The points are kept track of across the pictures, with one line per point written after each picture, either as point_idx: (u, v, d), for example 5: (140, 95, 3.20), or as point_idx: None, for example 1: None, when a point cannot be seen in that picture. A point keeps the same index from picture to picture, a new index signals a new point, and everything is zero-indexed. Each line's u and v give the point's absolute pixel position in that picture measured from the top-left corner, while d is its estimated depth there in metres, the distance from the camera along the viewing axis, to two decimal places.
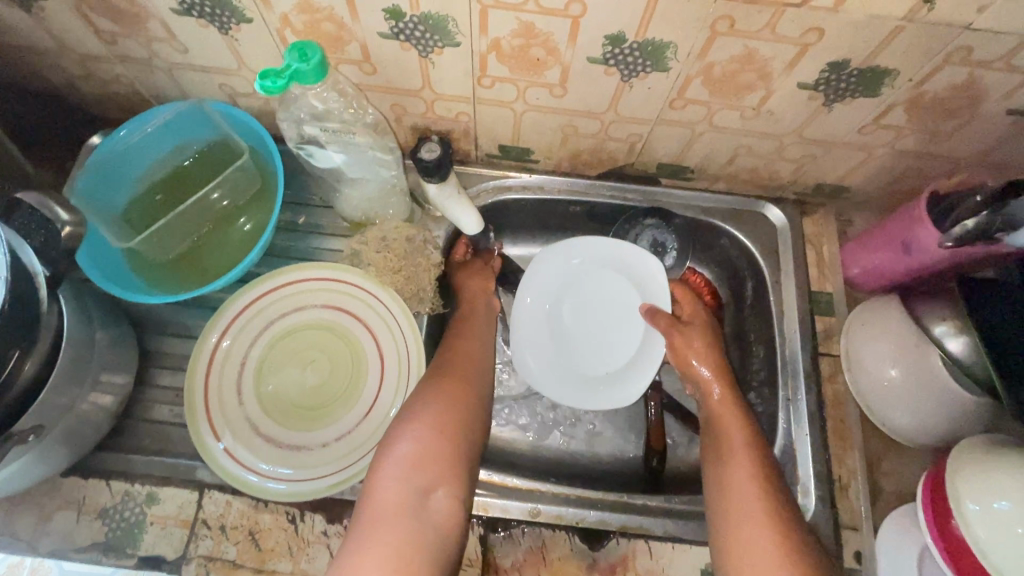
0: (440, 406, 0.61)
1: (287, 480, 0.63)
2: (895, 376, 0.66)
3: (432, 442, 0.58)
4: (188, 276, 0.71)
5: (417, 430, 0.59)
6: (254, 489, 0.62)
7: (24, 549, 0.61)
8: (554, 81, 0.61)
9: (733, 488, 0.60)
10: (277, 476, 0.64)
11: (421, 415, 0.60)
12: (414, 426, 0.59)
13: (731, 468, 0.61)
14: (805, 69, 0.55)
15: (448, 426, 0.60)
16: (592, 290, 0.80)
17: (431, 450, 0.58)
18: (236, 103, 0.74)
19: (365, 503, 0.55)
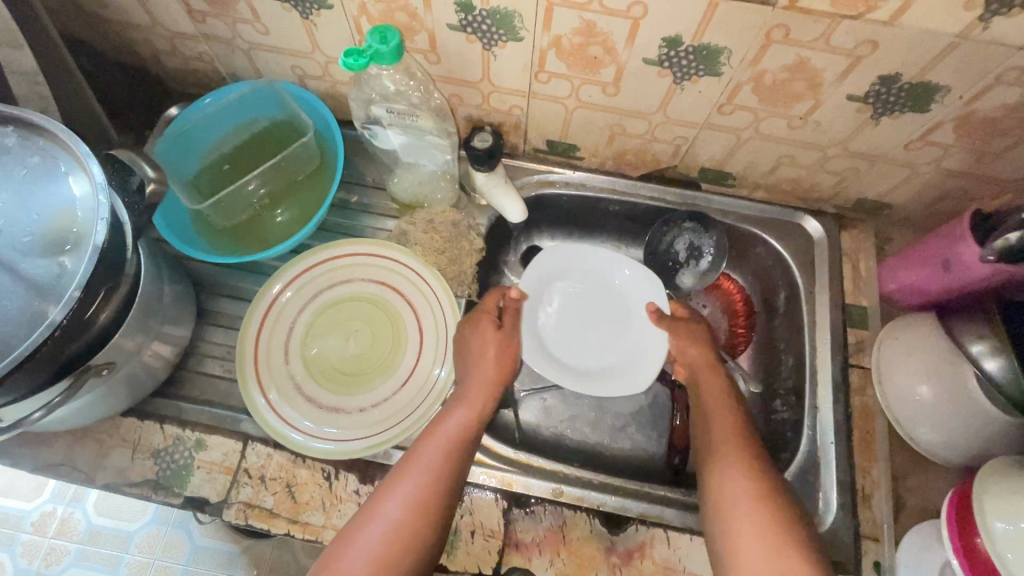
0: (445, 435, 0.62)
1: (328, 440, 0.67)
2: (926, 394, 0.66)
3: (432, 474, 0.59)
4: (247, 242, 0.76)
5: (431, 448, 0.61)
6: (298, 447, 0.66)
7: (83, 480, 0.66)
8: (608, 80, 0.64)
9: (726, 483, 0.61)
10: (320, 436, 0.68)
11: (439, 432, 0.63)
12: (430, 444, 0.62)
13: (731, 481, 0.61)
14: (857, 80, 0.57)
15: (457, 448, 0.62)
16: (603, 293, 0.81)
17: (428, 490, 0.58)
18: (304, 85, 0.78)
19: (372, 506, 0.58)
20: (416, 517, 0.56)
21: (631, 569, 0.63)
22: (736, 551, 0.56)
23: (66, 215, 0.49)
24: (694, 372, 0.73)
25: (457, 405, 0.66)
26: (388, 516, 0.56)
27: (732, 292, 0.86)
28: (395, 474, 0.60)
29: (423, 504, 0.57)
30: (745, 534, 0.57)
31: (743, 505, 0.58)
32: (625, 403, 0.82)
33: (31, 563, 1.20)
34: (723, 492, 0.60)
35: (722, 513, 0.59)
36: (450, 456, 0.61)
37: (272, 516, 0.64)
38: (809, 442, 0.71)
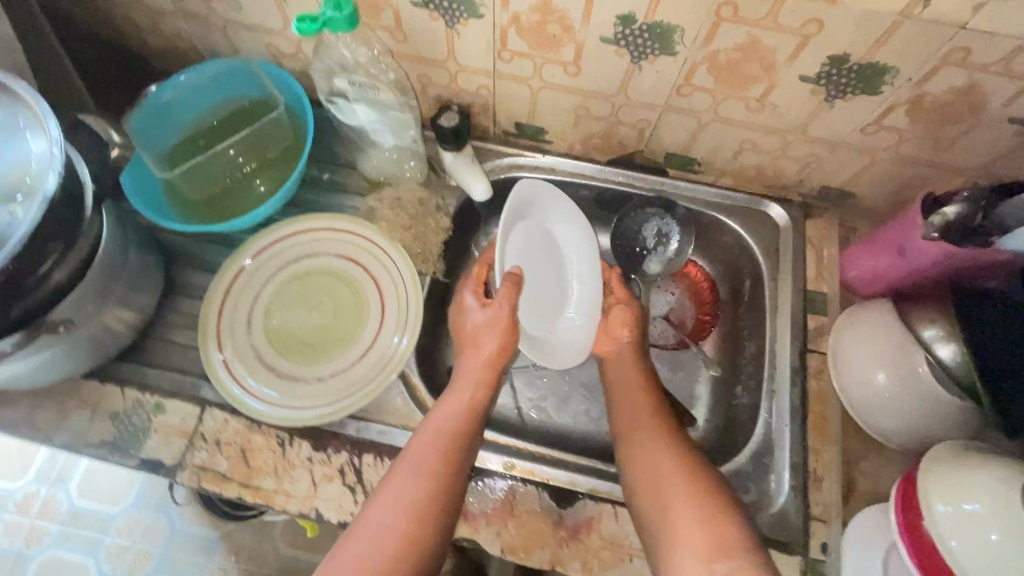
0: (437, 427, 0.63)
1: (268, 402, 0.68)
2: (884, 381, 0.66)
3: (430, 466, 0.59)
4: (216, 215, 0.77)
5: (424, 440, 0.61)
6: (234, 400, 0.67)
7: (41, 439, 0.67)
8: (569, 59, 0.65)
9: (653, 468, 0.60)
10: (259, 395, 0.68)
11: (431, 426, 0.63)
12: (422, 437, 0.62)
13: (658, 465, 0.60)
14: (808, 61, 0.58)
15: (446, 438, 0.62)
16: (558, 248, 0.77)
17: (425, 494, 0.57)
18: (280, 63, 0.80)
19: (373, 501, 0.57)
20: (414, 521, 0.55)
21: (576, 543, 0.63)
22: (669, 526, 0.55)
23: (23, 168, 0.51)
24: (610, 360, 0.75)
25: (450, 410, 0.65)
26: (383, 519, 0.55)
27: (699, 279, 0.86)
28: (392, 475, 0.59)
29: (423, 498, 0.57)
30: (671, 503, 0.56)
31: (665, 478, 0.59)
32: (588, 386, 0.83)
33: (11, 542, 1.21)
34: (652, 475, 0.60)
35: (646, 492, 0.60)
36: (448, 461, 0.60)
37: (225, 479, 0.65)
38: (764, 426, 0.71)
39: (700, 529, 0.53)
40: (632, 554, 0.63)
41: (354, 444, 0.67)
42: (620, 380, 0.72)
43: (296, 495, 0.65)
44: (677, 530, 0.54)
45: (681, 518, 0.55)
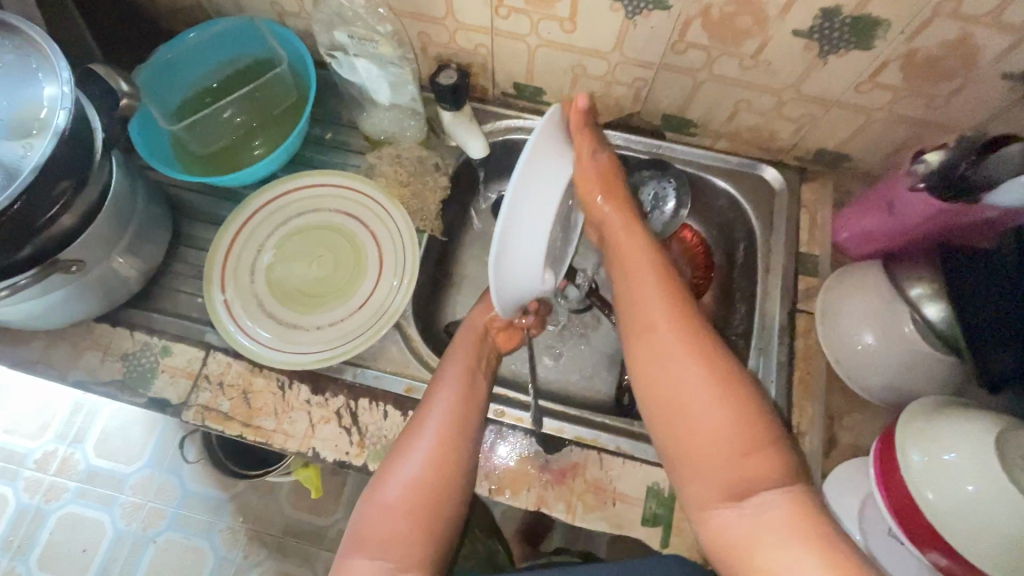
0: (456, 372, 0.64)
1: (259, 341, 0.71)
2: (871, 342, 0.66)
3: (454, 409, 0.61)
4: (221, 169, 0.79)
5: (447, 385, 0.63)
6: (227, 335, 0.70)
7: (56, 377, 0.70)
8: (565, 15, 0.66)
9: (662, 372, 0.54)
10: (253, 334, 0.71)
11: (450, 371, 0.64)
12: (444, 382, 0.63)
13: (675, 367, 0.54)
14: (800, 14, 0.58)
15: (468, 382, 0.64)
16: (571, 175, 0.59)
17: (451, 427, 0.60)
18: (284, 23, 0.82)
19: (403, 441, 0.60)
20: (445, 451, 0.59)
21: (562, 486, 0.66)
22: (694, 448, 0.52)
23: (35, 107, 0.53)
24: (622, 257, 0.61)
25: (459, 351, 0.66)
26: (417, 453, 0.58)
27: (694, 244, 0.86)
28: (418, 413, 0.62)
29: (450, 438, 0.59)
30: (703, 426, 0.51)
31: (704, 403, 0.52)
32: (585, 343, 0.87)
33: (31, 497, 1.26)
34: (670, 380, 0.54)
35: (666, 404, 0.53)
36: (467, 397, 0.62)
37: (227, 418, 0.68)
38: None
39: (736, 457, 0.50)
40: (616, 498, 0.65)
41: (350, 389, 0.70)
42: (635, 283, 0.58)
43: (294, 435, 0.68)
44: (707, 454, 0.51)
45: (709, 438, 0.51)
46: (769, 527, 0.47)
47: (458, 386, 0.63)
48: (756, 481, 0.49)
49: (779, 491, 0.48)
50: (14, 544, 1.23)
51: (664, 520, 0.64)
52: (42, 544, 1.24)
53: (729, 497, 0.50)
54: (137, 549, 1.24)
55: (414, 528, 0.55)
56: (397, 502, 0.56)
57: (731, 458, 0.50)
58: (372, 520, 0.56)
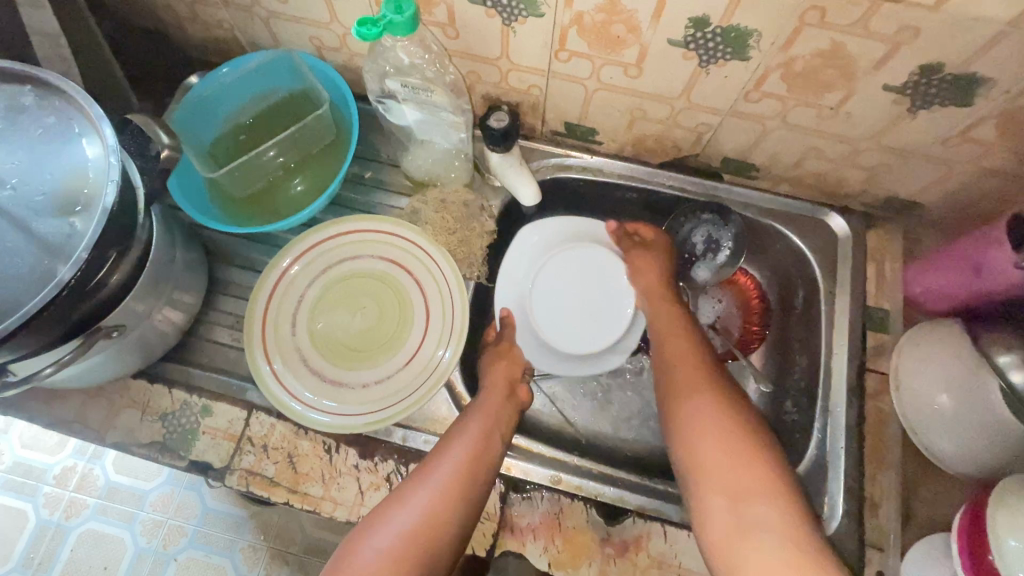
0: (466, 434, 0.63)
1: (328, 412, 0.68)
2: (945, 404, 0.63)
3: (453, 472, 0.60)
4: (259, 212, 0.75)
5: (453, 447, 0.62)
6: (292, 411, 0.66)
7: (93, 437, 0.68)
8: (631, 61, 0.62)
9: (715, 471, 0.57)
10: (320, 408, 0.68)
11: (459, 432, 0.64)
12: (452, 441, 0.63)
13: (735, 478, 0.56)
14: (894, 69, 0.54)
15: (475, 445, 0.63)
16: (531, 263, 0.78)
17: (454, 488, 0.59)
18: (322, 56, 0.77)
19: (397, 495, 0.59)
20: (441, 511, 0.57)
21: (624, 560, 0.63)
22: (705, 474, 0.58)
23: (80, 176, 0.50)
24: (660, 328, 0.71)
25: (482, 411, 0.66)
26: (415, 505, 0.58)
27: (749, 289, 0.83)
28: (424, 468, 0.61)
29: (448, 500, 0.58)
30: (716, 456, 0.58)
31: (714, 435, 0.59)
32: (630, 393, 0.81)
33: (50, 514, 1.15)
34: (718, 471, 0.57)
35: (688, 437, 0.61)
36: (478, 457, 0.62)
37: (273, 484, 0.66)
38: (817, 445, 0.69)
39: (740, 480, 0.56)
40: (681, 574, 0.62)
41: (401, 452, 0.67)
42: (667, 346, 0.69)
43: (343, 502, 0.65)
44: (714, 480, 0.57)
45: (724, 467, 0.57)
46: (761, 540, 0.52)
47: (472, 447, 0.62)
48: (751, 496, 0.55)
49: (768, 502, 0.54)
50: (32, 561, 1.13)
51: None
52: (60, 564, 1.13)
53: (725, 510, 0.55)
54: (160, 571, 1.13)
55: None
56: (382, 553, 0.55)
57: (734, 480, 0.56)
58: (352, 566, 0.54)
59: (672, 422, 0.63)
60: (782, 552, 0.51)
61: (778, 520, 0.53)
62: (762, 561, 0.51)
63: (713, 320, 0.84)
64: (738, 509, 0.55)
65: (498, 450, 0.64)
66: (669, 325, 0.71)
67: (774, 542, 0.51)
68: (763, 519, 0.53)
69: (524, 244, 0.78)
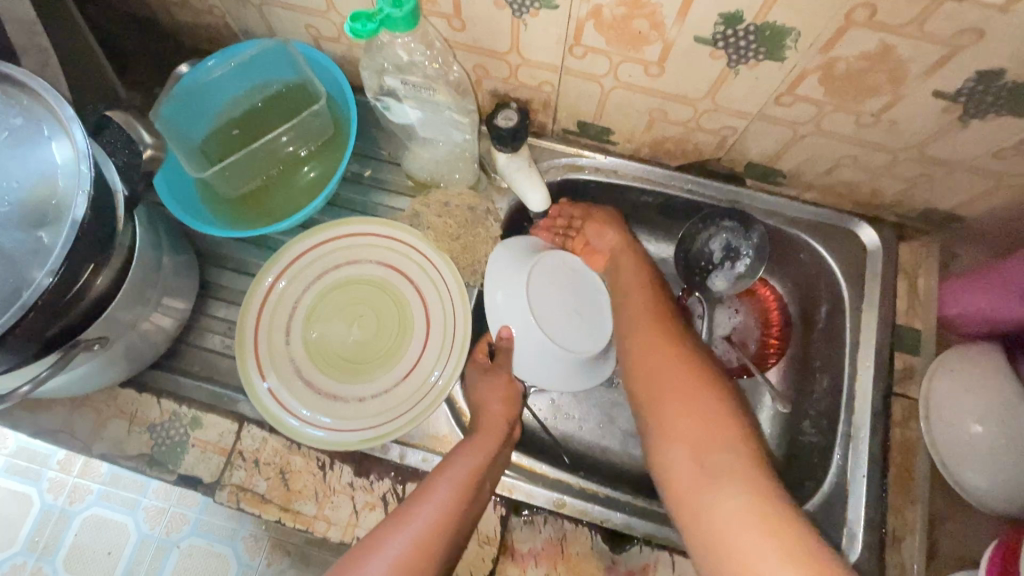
0: (460, 472, 0.58)
1: (324, 428, 0.64)
2: (980, 435, 0.59)
3: (441, 513, 0.55)
4: (252, 214, 0.71)
5: (443, 485, 0.58)
6: (292, 432, 0.63)
7: (80, 448, 0.65)
8: (653, 59, 0.56)
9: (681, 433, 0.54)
10: (317, 423, 0.65)
11: (451, 466, 0.59)
12: (443, 478, 0.58)
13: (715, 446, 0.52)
14: (947, 75, 0.48)
15: (467, 480, 0.58)
16: (520, 315, 0.66)
17: (434, 539, 0.54)
18: (319, 46, 0.71)
19: (377, 537, 0.54)
20: (417, 564, 0.53)
21: None
22: (664, 419, 0.56)
23: (49, 184, 0.46)
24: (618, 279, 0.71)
25: (469, 454, 0.60)
26: (393, 553, 0.53)
27: (769, 299, 0.79)
28: (407, 509, 0.56)
29: (431, 545, 0.54)
30: (677, 403, 0.57)
31: (676, 383, 0.58)
32: None
33: (55, 499, 0.84)
34: (694, 437, 0.54)
35: (647, 384, 0.60)
36: (469, 496, 0.57)
37: (264, 501, 0.63)
38: (836, 472, 0.66)
39: (696, 426, 0.54)
40: None
41: (398, 471, 0.64)
42: (625, 298, 0.68)
43: (337, 522, 0.62)
44: (674, 425, 0.55)
45: (683, 414, 0.55)
46: (722, 486, 0.50)
47: (456, 495, 0.57)
48: (710, 440, 0.53)
49: (726, 443, 0.52)
50: (36, 542, 0.83)
51: None
52: (68, 546, 0.82)
53: (686, 454, 0.53)
54: (160, 556, 0.82)
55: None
56: None
57: (693, 426, 0.54)
58: None
59: (634, 368, 0.62)
60: (741, 496, 0.49)
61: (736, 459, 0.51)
62: (723, 506, 0.49)
63: (730, 331, 0.80)
64: (699, 453, 0.53)
65: (481, 498, 0.59)
66: (630, 276, 0.70)
67: (735, 485, 0.49)
68: (723, 462, 0.51)
69: (498, 299, 0.67)
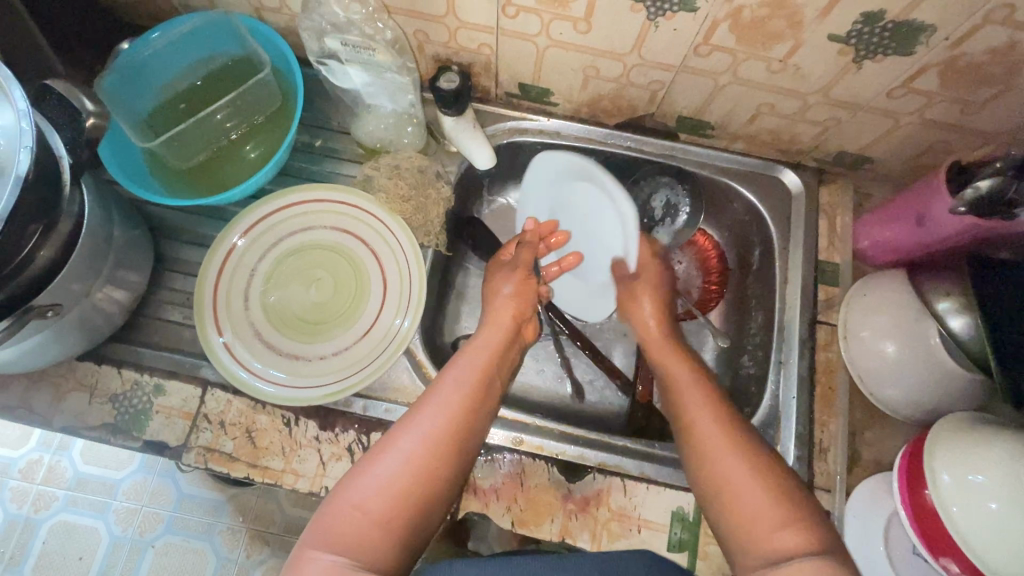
0: (467, 371, 0.59)
1: (273, 382, 0.66)
2: (892, 351, 0.65)
3: (450, 412, 0.55)
4: (203, 185, 0.72)
5: (449, 386, 0.58)
6: (243, 384, 0.65)
7: (40, 422, 0.66)
8: (579, 15, 0.60)
9: (727, 482, 0.52)
10: (266, 377, 0.67)
11: (453, 370, 0.60)
12: (448, 379, 0.58)
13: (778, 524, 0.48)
14: (838, 17, 0.54)
15: (472, 379, 0.59)
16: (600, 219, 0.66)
17: (447, 438, 0.53)
18: (262, 18, 0.73)
19: (390, 439, 0.53)
20: (436, 456, 0.52)
21: (586, 515, 0.64)
22: (727, 481, 0.52)
23: None
24: (663, 364, 0.66)
25: (468, 356, 0.61)
26: (406, 451, 0.52)
27: (707, 248, 0.84)
28: (415, 410, 0.56)
29: (446, 443, 0.53)
30: (727, 459, 0.53)
31: (723, 452, 0.54)
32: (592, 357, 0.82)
33: None
34: (745, 493, 0.51)
35: (694, 462, 0.56)
36: (472, 391, 0.58)
37: (231, 460, 0.65)
38: (771, 395, 0.71)
39: (744, 491, 0.51)
40: (641, 525, 0.64)
41: (362, 422, 0.67)
42: (676, 398, 0.61)
43: (304, 475, 0.65)
44: (745, 494, 0.51)
45: (739, 475, 0.52)
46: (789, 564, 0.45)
47: (460, 393, 0.57)
48: (773, 514, 0.49)
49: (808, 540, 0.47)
50: None
51: (689, 544, 0.63)
52: None
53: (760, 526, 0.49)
54: None
55: (388, 539, 0.48)
56: (371, 506, 0.49)
57: (753, 492, 0.50)
58: (339, 516, 0.49)
59: (688, 444, 0.57)
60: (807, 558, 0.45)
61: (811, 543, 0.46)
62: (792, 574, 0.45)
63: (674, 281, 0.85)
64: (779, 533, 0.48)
65: (488, 398, 0.59)
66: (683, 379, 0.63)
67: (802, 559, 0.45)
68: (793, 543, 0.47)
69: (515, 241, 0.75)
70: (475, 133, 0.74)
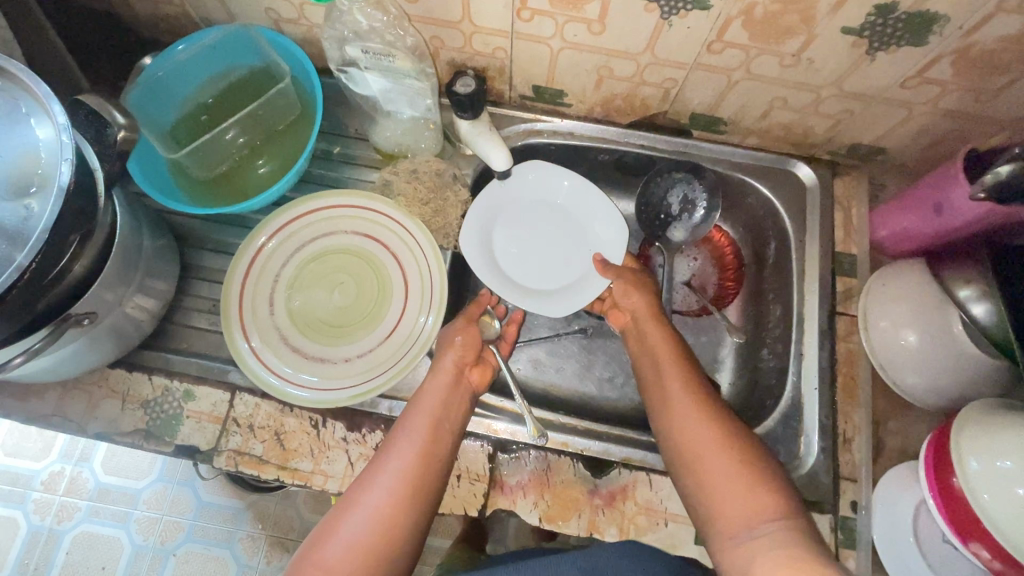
0: (428, 412, 0.62)
1: (306, 387, 0.67)
2: (912, 340, 0.65)
3: (410, 460, 0.58)
4: (226, 195, 0.74)
5: (408, 432, 0.60)
6: (276, 391, 0.66)
7: (74, 429, 0.67)
8: (593, 17, 0.61)
9: (715, 485, 0.56)
10: (298, 382, 0.68)
11: (414, 413, 0.62)
12: (406, 426, 0.61)
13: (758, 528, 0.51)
14: (851, 10, 0.54)
15: (432, 422, 0.61)
16: (599, 209, 0.79)
17: (407, 487, 0.56)
18: (280, 29, 0.74)
19: (351, 497, 0.56)
20: (397, 509, 0.55)
21: (613, 509, 0.65)
22: (711, 492, 0.56)
23: (32, 158, 0.49)
24: (654, 364, 0.67)
25: (426, 399, 0.63)
26: (367, 509, 0.54)
27: (723, 245, 0.85)
28: (376, 463, 0.58)
29: (407, 494, 0.56)
30: (713, 467, 0.57)
31: (707, 457, 0.57)
32: (612, 355, 0.82)
33: None
34: (728, 504, 0.54)
35: (682, 465, 0.60)
36: (430, 437, 0.60)
37: (262, 462, 0.66)
38: (792, 387, 0.72)
39: (729, 496, 0.55)
40: (668, 518, 0.65)
41: (388, 422, 0.68)
42: (661, 399, 0.64)
43: (333, 476, 0.66)
44: (727, 505, 0.54)
45: (724, 477, 0.56)
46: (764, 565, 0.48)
47: (417, 441, 0.59)
48: (758, 518, 0.52)
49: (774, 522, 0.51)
50: None
51: None
52: None
53: (740, 533, 0.52)
54: None
55: None
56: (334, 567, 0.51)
57: (735, 501, 0.54)
58: None
59: (674, 448, 0.61)
60: (777, 556, 0.48)
61: (782, 537, 0.50)
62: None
63: (689, 277, 0.86)
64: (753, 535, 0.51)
65: (446, 440, 0.61)
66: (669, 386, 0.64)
67: (776, 555, 0.48)
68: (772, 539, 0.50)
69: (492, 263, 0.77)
70: (491, 133, 0.73)
